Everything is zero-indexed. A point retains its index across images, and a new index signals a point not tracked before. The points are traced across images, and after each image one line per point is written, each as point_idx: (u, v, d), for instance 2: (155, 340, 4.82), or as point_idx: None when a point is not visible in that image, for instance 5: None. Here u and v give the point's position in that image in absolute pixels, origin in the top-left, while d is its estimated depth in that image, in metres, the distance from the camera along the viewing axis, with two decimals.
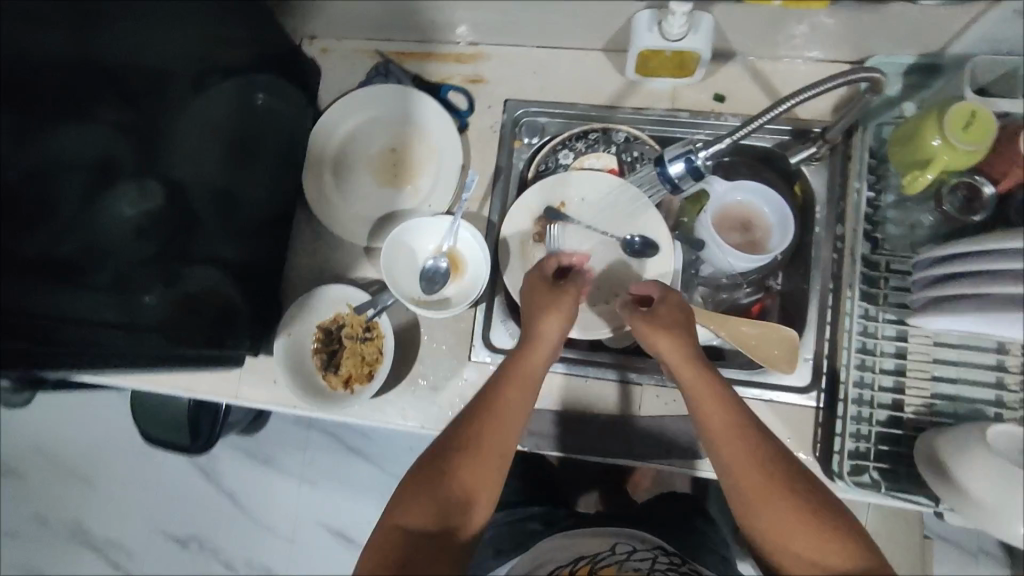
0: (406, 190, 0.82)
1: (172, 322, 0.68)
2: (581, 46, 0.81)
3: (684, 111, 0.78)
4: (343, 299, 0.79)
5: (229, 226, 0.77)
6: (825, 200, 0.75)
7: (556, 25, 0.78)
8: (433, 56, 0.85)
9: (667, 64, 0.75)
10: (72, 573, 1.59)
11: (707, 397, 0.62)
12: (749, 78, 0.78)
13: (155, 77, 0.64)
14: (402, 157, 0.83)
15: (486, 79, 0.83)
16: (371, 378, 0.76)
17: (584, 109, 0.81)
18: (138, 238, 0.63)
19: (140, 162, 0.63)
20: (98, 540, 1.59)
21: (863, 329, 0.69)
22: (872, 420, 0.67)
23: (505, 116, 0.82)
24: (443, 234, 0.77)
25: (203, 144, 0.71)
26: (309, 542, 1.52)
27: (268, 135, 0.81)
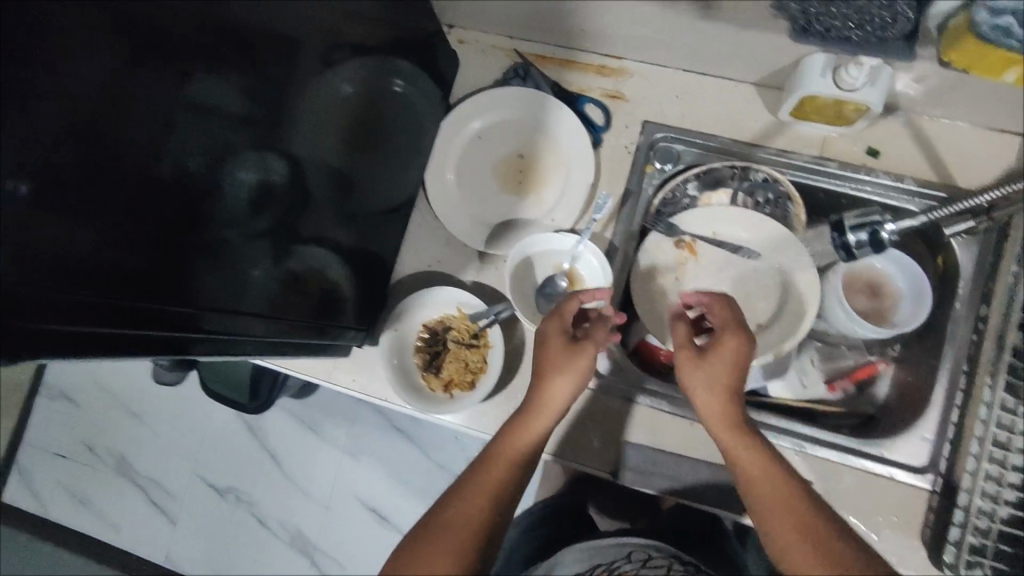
0: (530, 199, 0.81)
1: (275, 302, 0.64)
2: (734, 78, 0.78)
3: (833, 161, 0.76)
4: (452, 302, 0.78)
5: (342, 208, 0.73)
6: (971, 277, 0.71)
7: (715, 54, 0.75)
8: (574, 64, 0.82)
9: (826, 110, 0.73)
10: (105, 504, 1.61)
11: (721, 403, 0.62)
12: (908, 136, 0.75)
13: (292, 46, 0.58)
14: (530, 165, 0.81)
15: (626, 97, 0.81)
16: (473, 387, 0.75)
17: (727, 143, 0.78)
18: (251, 213, 0.58)
19: (265, 135, 0.58)
20: (140, 476, 1.59)
21: (999, 418, 0.65)
22: (994, 516, 0.63)
23: (642, 138, 0.80)
24: (565, 252, 0.76)
25: (326, 119, 0.66)
26: (341, 514, 1.50)
27: (394, 120, 0.76)
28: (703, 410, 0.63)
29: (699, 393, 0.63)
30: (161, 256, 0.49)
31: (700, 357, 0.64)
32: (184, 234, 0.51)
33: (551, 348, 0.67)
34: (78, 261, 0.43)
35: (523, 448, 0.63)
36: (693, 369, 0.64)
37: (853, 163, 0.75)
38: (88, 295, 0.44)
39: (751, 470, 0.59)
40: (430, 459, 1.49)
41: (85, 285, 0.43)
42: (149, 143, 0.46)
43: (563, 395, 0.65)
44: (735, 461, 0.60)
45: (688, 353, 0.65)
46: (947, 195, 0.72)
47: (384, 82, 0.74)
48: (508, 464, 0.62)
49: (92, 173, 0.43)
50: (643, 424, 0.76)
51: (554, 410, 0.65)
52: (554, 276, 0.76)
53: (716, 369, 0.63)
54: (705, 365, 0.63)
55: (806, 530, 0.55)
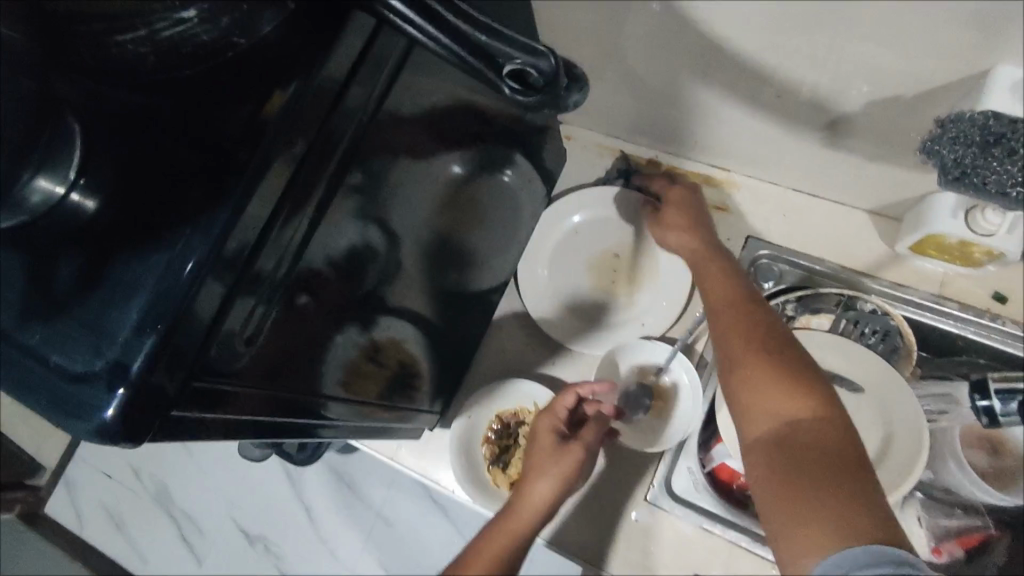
0: (622, 299, 0.80)
1: (358, 378, 0.60)
2: (851, 205, 0.76)
3: (953, 302, 0.72)
4: (529, 397, 0.77)
5: (432, 281, 0.69)
6: None
7: (832, 180, 0.73)
8: (681, 171, 0.83)
9: (950, 251, 0.69)
10: None
11: (726, 319, 0.58)
12: None
13: (412, 123, 0.53)
14: (626, 265, 0.81)
15: (732, 209, 0.80)
16: None
17: (834, 269, 0.76)
18: (349, 287, 0.54)
19: (374, 207, 0.53)
20: (177, 510, 1.35)
21: None
22: None
23: (745, 252, 0.78)
24: (655, 362, 0.75)
25: (434, 197, 0.63)
26: None
27: (493, 209, 0.75)
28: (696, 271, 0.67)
29: (681, 245, 0.71)
30: (285, 324, 0.46)
31: (686, 223, 0.71)
32: (305, 306, 0.48)
33: (540, 448, 0.69)
34: (218, 339, 0.39)
35: (531, 519, 0.63)
36: (671, 225, 0.72)
37: (979, 307, 0.71)
38: (216, 373, 0.40)
39: (745, 377, 0.53)
40: None
41: (225, 361, 0.40)
42: (291, 223, 0.42)
43: (565, 470, 0.66)
44: (731, 358, 0.55)
45: (705, 257, 0.67)
46: None
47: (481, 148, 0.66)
48: (519, 529, 0.62)
49: (254, 238, 0.39)
50: (719, 558, 0.72)
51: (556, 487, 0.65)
52: (639, 386, 0.75)
53: (682, 240, 0.71)
54: (665, 226, 0.73)
55: (784, 449, 0.48)
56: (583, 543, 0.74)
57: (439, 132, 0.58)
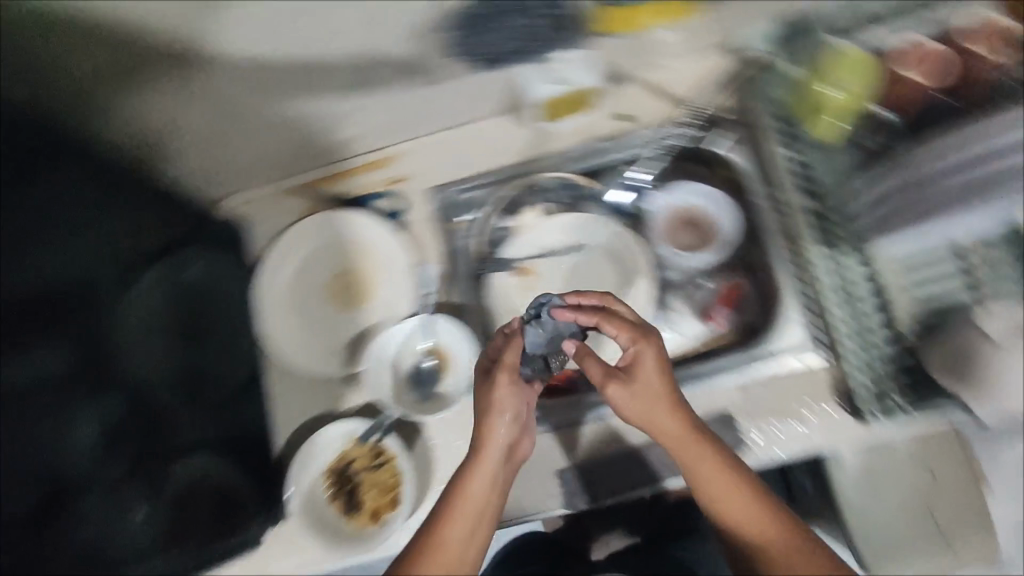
0: (363, 309, 1.04)
1: (174, 523, 0.83)
2: (478, 140, 1.09)
3: (539, 155, 1.07)
4: (338, 438, 0.94)
5: (196, 406, 0.89)
6: (751, 171, 1.05)
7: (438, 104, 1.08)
8: (347, 168, 1.08)
9: (564, 102, 1.04)
10: None
11: (712, 477, 0.75)
12: (640, 89, 1.07)
13: (81, 294, 0.79)
14: (351, 276, 1.05)
15: (407, 175, 1.07)
16: (397, 502, 0.90)
17: (506, 173, 1.07)
18: (111, 454, 0.78)
19: (95, 379, 0.78)
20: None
21: (842, 273, 0.98)
22: (883, 355, 0.94)
23: (436, 200, 1.07)
24: (418, 338, 1.01)
25: (149, 333, 0.87)
26: None
27: (208, 314, 0.95)
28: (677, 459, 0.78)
29: (636, 409, 0.78)
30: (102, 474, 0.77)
31: (653, 401, 0.77)
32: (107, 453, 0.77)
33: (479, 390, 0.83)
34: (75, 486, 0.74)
35: (487, 505, 0.77)
36: (643, 397, 0.77)
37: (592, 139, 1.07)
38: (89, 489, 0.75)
39: (775, 556, 0.70)
40: None
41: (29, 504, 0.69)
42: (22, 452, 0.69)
43: (490, 480, 0.78)
44: (733, 522, 0.74)
45: (682, 437, 0.77)
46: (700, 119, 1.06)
47: (175, 274, 0.92)
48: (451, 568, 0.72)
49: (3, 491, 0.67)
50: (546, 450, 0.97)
51: (480, 502, 0.76)
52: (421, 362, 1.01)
53: (654, 413, 0.78)
54: (632, 391, 0.78)
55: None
56: None
57: (100, 296, 0.82)
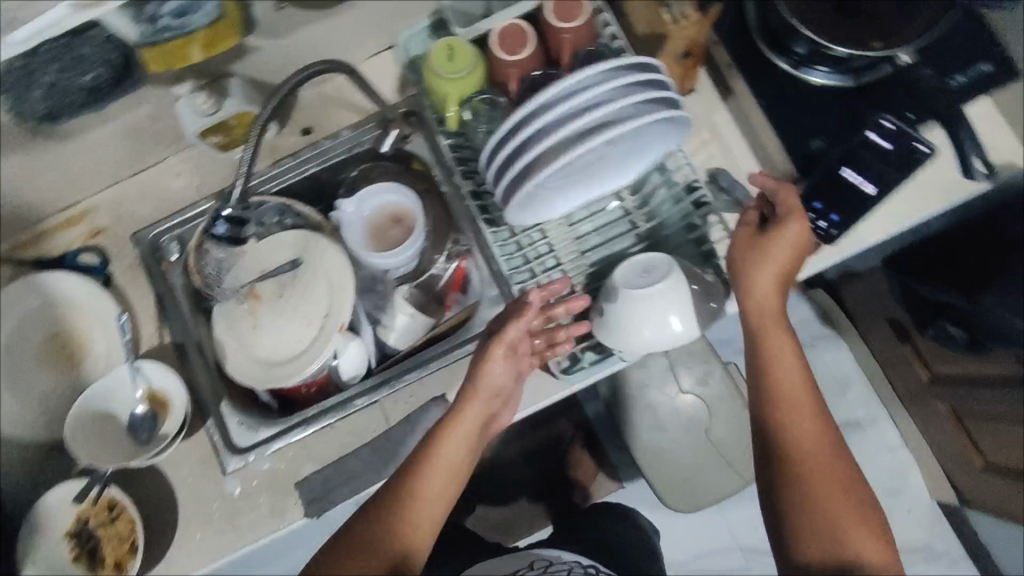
0: (87, 362, 0.80)
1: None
2: (158, 145, 0.80)
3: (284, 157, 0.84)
4: (70, 497, 0.75)
5: None
6: (434, 162, 0.82)
7: None
8: (45, 233, 0.83)
9: (438, 98, 0.70)
10: None
11: (810, 426, 0.60)
12: (321, 103, 0.84)
13: None
14: (66, 336, 0.80)
15: (104, 227, 0.84)
16: (137, 550, 0.73)
17: (200, 203, 0.82)
18: None
19: None
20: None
21: (514, 247, 0.76)
22: (562, 313, 0.74)
23: (140, 246, 0.82)
24: (131, 383, 0.77)
25: None
26: None
27: None
28: (750, 320, 0.64)
29: (762, 293, 0.63)
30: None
31: (763, 266, 0.63)
32: None
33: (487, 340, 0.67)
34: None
35: (459, 458, 0.64)
36: (757, 267, 0.63)
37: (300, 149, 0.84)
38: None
39: (818, 492, 0.57)
40: None
41: None
42: None
43: (468, 436, 0.65)
44: (808, 485, 0.57)
45: (776, 329, 0.63)
46: (375, 121, 0.82)
47: None
48: (422, 513, 0.61)
49: None
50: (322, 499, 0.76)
51: (452, 466, 0.64)
52: (135, 407, 0.77)
53: (764, 292, 0.63)
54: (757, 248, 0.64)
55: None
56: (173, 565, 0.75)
57: None
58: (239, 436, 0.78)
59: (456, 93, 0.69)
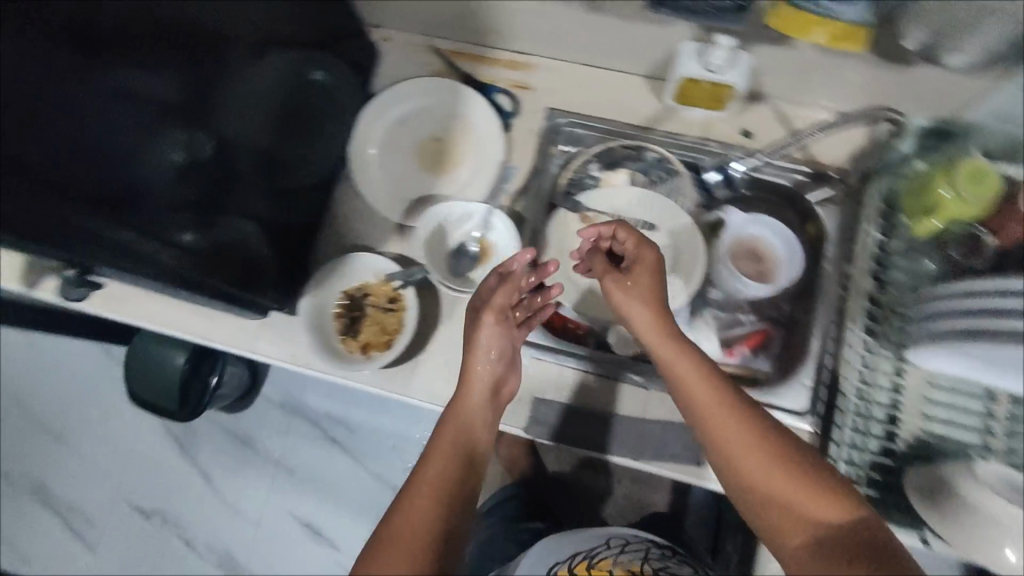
0: (445, 178, 0.85)
1: (202, 262, 0.71)
2: (630, 59, 0.83)
3: (713, 142, 0.84)
4: (372, 268, 0.80)
5: (271, 184, 0.81)
6: (836, 238, 0.80)
7: None
8: (485, 59, 0.88)
9: (923, 199, 0.70)
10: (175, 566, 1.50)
11: (741, 439, 0.55)
12: (776, 120, 0.83)
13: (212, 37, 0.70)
14: (446, 147, 0.85)
15: (533, 88, 0.87)
16: (389, 347, 0.77)
17: (621, 126, 0.85)
18: (177, 181, 0.70)
19: (197, 111, 0.71)
20: (61, 503, 1.56)
21: (863, 363, 0.75)
22: (865, 448, 0.73)
23: (546, 122, 0.85)
24: (477, 221, 0.80)
25: (258, 100, 0.78)
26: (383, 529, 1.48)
27: (321, 108, 0.86)
28: (679, 396, 0.60)
29: (682, 371, 0.60)
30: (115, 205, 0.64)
31: (682, 348, 0.61)
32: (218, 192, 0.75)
33: (498, 292, 0.69)
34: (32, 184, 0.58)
35: (474, 408, 0.64)
36: (675, 367, 0.60)
37: (731, 142, 0.83)
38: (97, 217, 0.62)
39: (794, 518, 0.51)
40: (368, 469, 1.52)
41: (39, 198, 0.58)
42: (69, 109, 0.59)
43: (483, 395, 0.65)
44: (751, 484, 0.54)
45: (663, 338, 0.62)
46: (813, 170, 0.81)
47: (302, 75, 0.83)
48: (454, 457, 0.58)
49: None
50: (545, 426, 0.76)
51: (468, 423, 0.63)
52: (465, 242, 0.80)
53: (689, 376, 0.59)
54: (632, 290, 0.66)
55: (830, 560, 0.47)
56: (397, 382, 0.77)
57: (268, 36, 0.77)
58: None
59: (949, 211, 0.68)
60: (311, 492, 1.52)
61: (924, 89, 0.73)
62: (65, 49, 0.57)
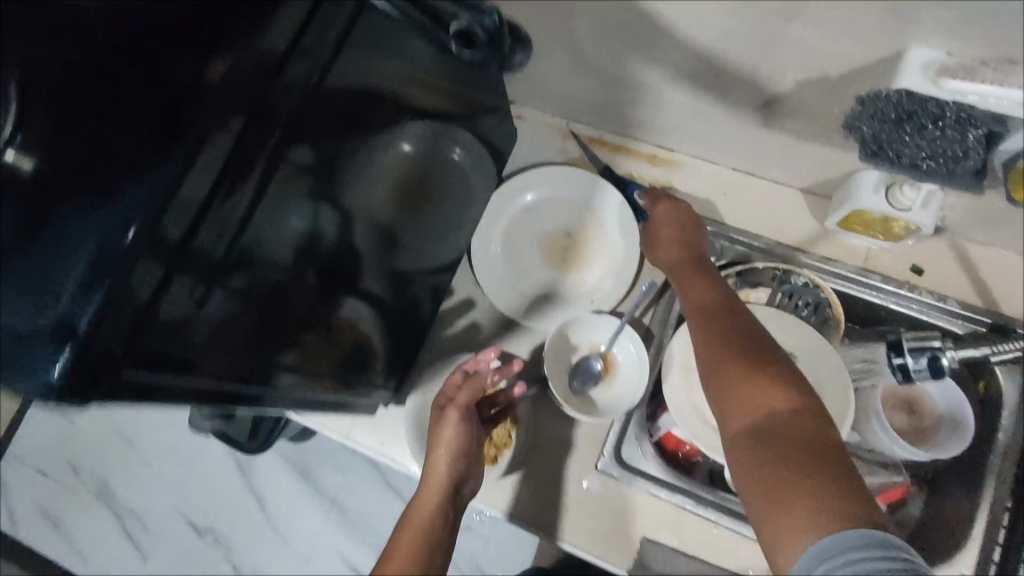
0: (571, 277, 0.79)
1: (307, 351, 0.63)
2: (792, 175, 0.76)
3: (876, 275, 0.75)
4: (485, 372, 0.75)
5: (384, 265, 0.73)
6: (1014, 407, 0.70)
7: None
8: (627, 152, 0.83)
9: None
10: None
11: (745, 396, 0.50)
12: (952, 259, 0.74)
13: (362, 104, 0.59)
14: (576, 244, 0.80)
15: (676, 189, 0.81)
16: (496, 462, 0.73)
17: (770, 245, 0.77)
18: (297, 265, 0.58)
19: (330, 188, 0.59)
20: (120, 507, 1.56)
21: None
22: None
23: None
24: (604, 334, 0.73)
25: (382, 172, 0.69)
26: None
27: (445, 183, 0.78)
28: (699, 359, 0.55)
29: (692, 323, 0.58)
30: (247, 308, 0.53)
31: (698, 275, 0.63)
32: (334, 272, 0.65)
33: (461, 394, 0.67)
34: (159, 316, 0.42)
35: (442, 476, 0.61)
36: (682, 290, 0.62)
37: (896, 278, 0.75)
38: (233, 325, 0.51)
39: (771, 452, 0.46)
40: None
41: (172, 322, 0.44)
42: (202, 170, 0.42)
43: (448, 455, 0.62)
44: (739, 428, 0.49)
45: (680, 272, 0.65)
46: (993, 321, 0.71)
47: (436, 147, 0.75)
48: (429, 531, 0.55)
49: (191, 218, 0.43)
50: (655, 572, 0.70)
51: (434, 490, 0.60)
52: (588, 356, 0.73)
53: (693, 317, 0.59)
54: (660, 242, 0.69)
55: (773, 474, 0.44)
56: (499, 498, 0.72)
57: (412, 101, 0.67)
58: (630, 450, 0.74)
59: None
60: (364, 535, 1.48)
61: None
62: (233, 116, 0.44)
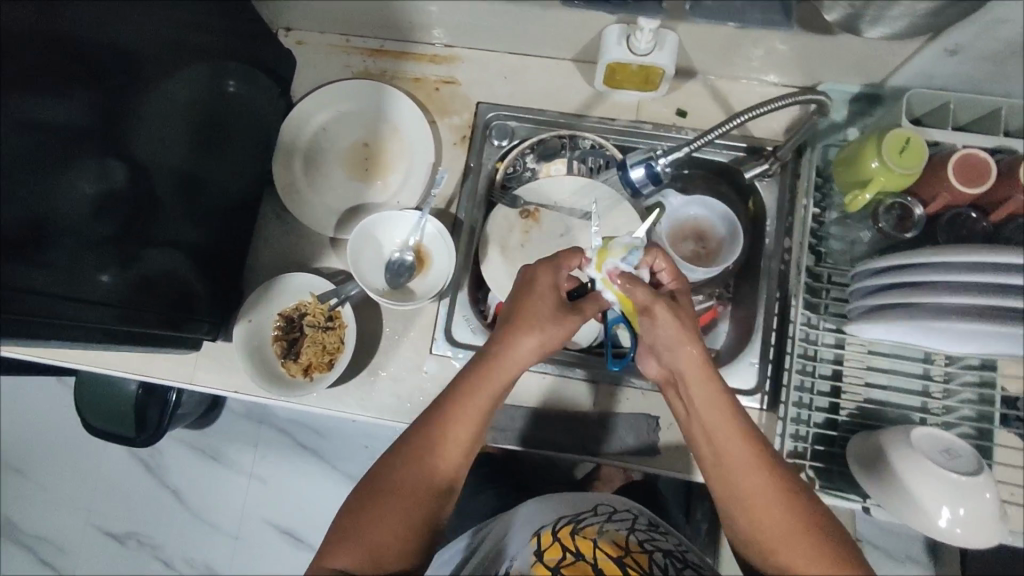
0: (375, 185, 0.82)
1: (130, 304, 0.65)
2: (555, 47, 0.81)
3: (648, 123, 0.81)
4: (306, 287, 0.78)
5: (191, 209, 0.74)
6: (775, 213, 0.80)
7: None
8: (409, 56, 0.85)
9: (849, 176, 0.70)
10: None
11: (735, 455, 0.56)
12: (708, 96, 0.82)
13: (118, 53, 0.60)
14: (374, 153, 0.83)
15: (459, 82, 0.84)
16: (331, 367, 0.75)
17: (553, 115, 0.82)
18: (96, 219, 0.60)
19: (109, 142, 0.61)
20: (27, 537, 1.49)
21: (805, 336, 0.75)
22: (809, 422, 0.74)
23: (478, 118, 0.83)
24: (410, 228, 0.78)
25: (173, 119, 0.69)
26: None
27: (236, 119, 0.78)
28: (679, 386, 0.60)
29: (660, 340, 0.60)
30: (36, 262, 0.55)
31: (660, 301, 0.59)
32: (146, 225, 0.67)
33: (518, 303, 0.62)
34: None
35: (466, 433, 0.60)
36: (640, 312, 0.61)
37: (666, 124, 0.82)
38: (37, 290, 0.55)
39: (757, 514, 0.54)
40: (340, 471, 1.45)
41: None
42: None
43: (469, 427, 0.60)
44: (743, 509, 0.55)
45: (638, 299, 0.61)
46: (747, 145, 0.80)
47: (219, 85, 0.75)
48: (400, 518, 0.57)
49: None
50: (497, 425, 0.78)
51: (456, 450, 0.60)
52: (399, 253, 0.78)
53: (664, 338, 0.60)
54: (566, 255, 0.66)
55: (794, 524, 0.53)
56: (346, 397, 0.76)
57: (178, 42, 0.68)
58: (458, 328, 0.78)
59: (884, 183, 0.66)
60: (289, 502, 1.45)
61: (849, 57, 0.72)
62: None
